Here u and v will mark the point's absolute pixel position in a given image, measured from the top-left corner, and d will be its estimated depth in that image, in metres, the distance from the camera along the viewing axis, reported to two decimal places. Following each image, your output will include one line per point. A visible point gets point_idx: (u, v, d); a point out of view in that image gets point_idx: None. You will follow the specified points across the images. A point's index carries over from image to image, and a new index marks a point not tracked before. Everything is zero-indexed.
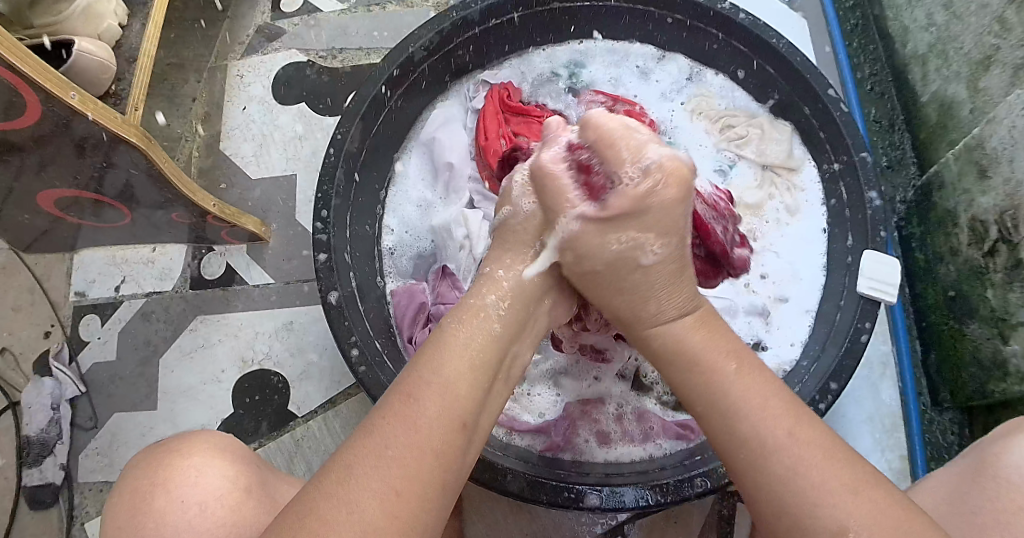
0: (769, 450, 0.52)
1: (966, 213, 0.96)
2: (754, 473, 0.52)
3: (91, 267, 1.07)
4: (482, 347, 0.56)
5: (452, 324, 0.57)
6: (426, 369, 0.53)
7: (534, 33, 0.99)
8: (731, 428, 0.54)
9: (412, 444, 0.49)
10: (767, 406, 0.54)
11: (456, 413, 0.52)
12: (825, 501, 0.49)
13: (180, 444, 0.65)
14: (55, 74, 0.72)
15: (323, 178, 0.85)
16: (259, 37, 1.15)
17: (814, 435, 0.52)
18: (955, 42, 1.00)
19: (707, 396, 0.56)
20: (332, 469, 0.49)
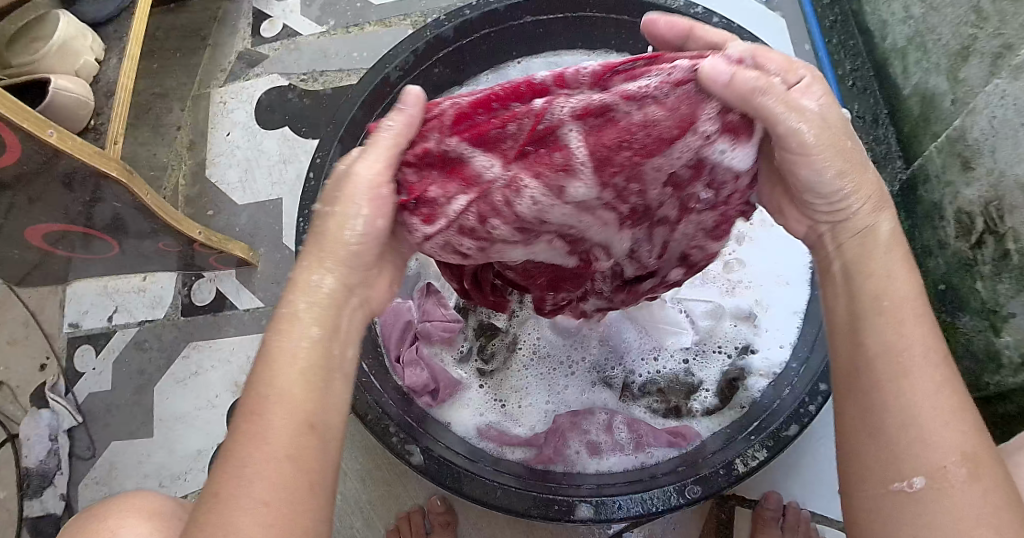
0: (912, 374, 0.50)
1: (952, 205, 0.95)
2: (892, 412, 0.49)
3: (84, 299, 1.09)
4: (311, 340, 0.53)
5: (275, 335, 0.53)
6: (264, 384, 0.51)
7: (509, 48, 1.00)
8: (861, 345, 0.52)
9: (268, 457, 0.48)
10: (927, 356, 0.50)
11: (298, 420, 0.50)
12: (943, 442, 0.48)
13: (103, 511, 0.65)
14: (33, 114, 0.73)
15: (304, 201, 0.86)
16: (240, 63, 1.16)
17: (949, 380, 0.50)
18: (933, 34, 1.00)
19: (873, 311, 0.53)
20: (204, 502, 0.48)
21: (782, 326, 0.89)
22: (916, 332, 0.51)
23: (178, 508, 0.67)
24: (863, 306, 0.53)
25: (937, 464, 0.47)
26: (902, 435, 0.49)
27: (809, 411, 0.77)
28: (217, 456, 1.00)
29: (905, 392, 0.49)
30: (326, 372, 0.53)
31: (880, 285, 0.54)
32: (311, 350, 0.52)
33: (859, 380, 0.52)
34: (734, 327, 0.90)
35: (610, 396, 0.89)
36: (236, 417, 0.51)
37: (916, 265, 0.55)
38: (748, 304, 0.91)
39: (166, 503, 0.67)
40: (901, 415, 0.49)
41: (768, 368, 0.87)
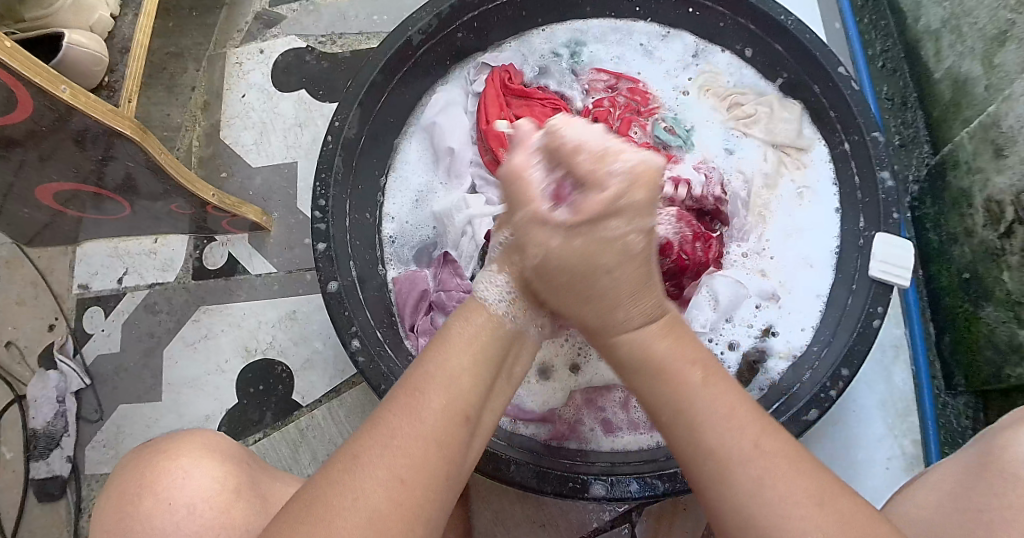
0: (733, 468, 0.51)
1: (981, 194, 0.93)
2: (719, 486, 0.51)
3: (93, 260, 1.07)
4: (483, 343, 0.58)
5: (458, 324, 0.59)
6: (434, 364, 0.55)
7: (534, 14, 0.97)
8: (696, 437, 0.53)
9: (418, 435, 0.51)
10: (733, 413, 0.53)
11: (460, 405, 0.54)
12: (790, 519, 0.49)
13: (165, 447, 0.65)
14: (44, 69, 0.71)
15: (322, 166, 0.84)
16: (257, 24, 1.14)
17: (771, 453, 0.51)
18: (969, 17, 0.97)
19: (674, 397, 0.55)
20: (342, 458, 0.50)
21: (804, 309, 0.88)
22: (726, 401, 0.54)
23: (234, 451, 0.67)
24: (662, 409, 0.56)
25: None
26: (735, 522, 0.50)
27: (830, 396, 0.75)
28: (225, 422, 0.99)
29: (726, 491, 0.51)
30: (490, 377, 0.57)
31: (675, 401, 0.55)
32: (490, 343, 0.59)
33: (681, 454, 0.55)
34: (757, 309, 0.89)
35: None
36: (395, 388, 0.54)
37: (682, 344, 0.58)
38: (772, 286, 0.90)
39: (229, 442, 0.68)
40: (738, 510, 0.50)
41: (790, 351, 0.87)
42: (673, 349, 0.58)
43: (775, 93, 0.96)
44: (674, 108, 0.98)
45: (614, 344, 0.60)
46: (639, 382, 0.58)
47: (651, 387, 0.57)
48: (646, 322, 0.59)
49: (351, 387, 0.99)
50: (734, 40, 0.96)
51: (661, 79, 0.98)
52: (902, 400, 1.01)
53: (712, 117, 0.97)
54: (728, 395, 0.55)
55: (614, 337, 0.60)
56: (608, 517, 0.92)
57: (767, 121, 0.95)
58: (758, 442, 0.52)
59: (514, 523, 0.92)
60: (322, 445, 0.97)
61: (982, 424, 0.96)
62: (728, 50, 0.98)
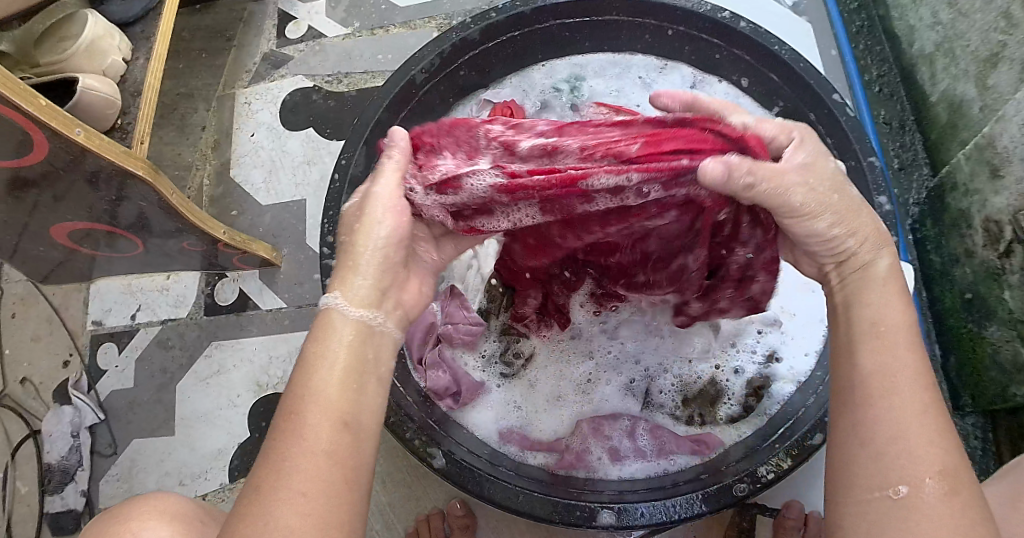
0: (896, 394, 0.52)
1: (980, 214, 0.94)
2: (860, 409, 0.53)
3: (107, 297, 1.09)
4: (351, 350, 0.55)
5: (324, 330, 0.56)
6: (303, 385, 0.53)
7: (532, 50, 1.00)
8: (853, 363, 0.55)
9: (309, 458, 0.50)
10: (907, 361, 0.54)
11: (336, 414, 0.52)
12: (926, 456, 0.50)
13: (119, 513, 0.65)
14: (60, 113, 0.74)
15: (329, 204, 0.86)
16: (265, 64, 1.17)
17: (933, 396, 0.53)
18: (962, 40, 0.99)
19: (867, 317, 0.57)
20: (248, 502, 0.49)
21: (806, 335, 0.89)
22: (909, 345, 0.55)
23: (195, 507, 0.68)
24: (864, 323, 0.57)
25: (917, 478, 0.50)
26: (885, 440, 0.51)
27: None
28: (237, 455, 1.00)
29: (879, 410, 0.52)
30: (362, 374, 0.54)
31: (877, 313, 0.57)
32: (354, 350, 0.55)
33: (840, 375, 0.56)
34: (760, 335, 0.89)
35: (634, 404, 0.88)
36: (277, 417, 0.53)
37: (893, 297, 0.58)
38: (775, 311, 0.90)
39: (185, 500, 0.68)
40: (875, 436, 0.52)
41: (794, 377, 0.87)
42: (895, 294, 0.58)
43: (774, 121, 0.97)
44: None
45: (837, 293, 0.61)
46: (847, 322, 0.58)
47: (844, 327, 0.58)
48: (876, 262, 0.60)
49: None
50: (730, 70, 0.98)
51: None
52: None
53: None
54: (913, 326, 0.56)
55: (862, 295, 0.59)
56: None
57: None
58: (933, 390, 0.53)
59: None
60: None
61: (991, 446, 0.97)
62: (724, 80, 1.00)
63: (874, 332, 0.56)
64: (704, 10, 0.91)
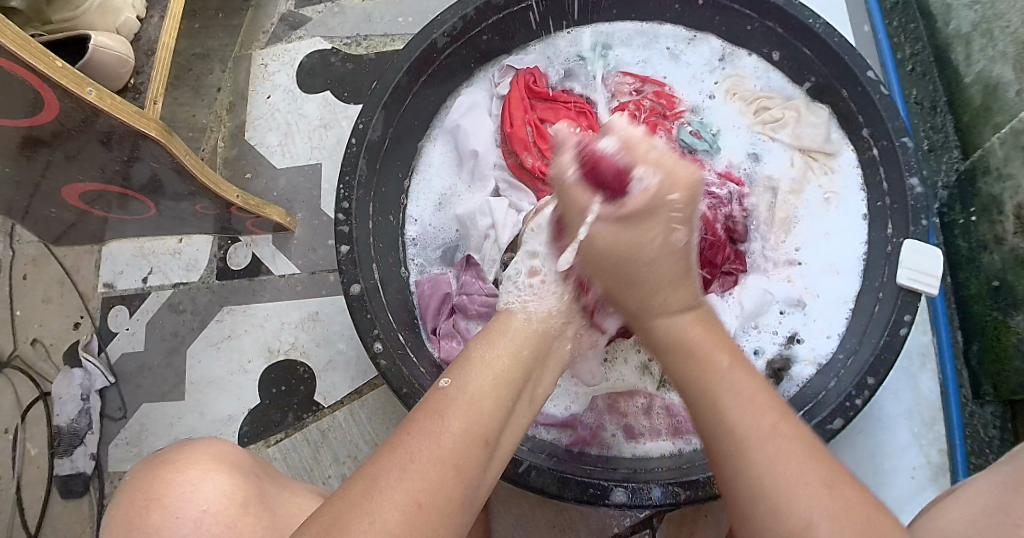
0: (750, 445, 0.51)
1: (1012, 200, 0.91)
2: (735, 462, 0.51)
3: (118, 260, 1.08)
4: (506, 365, 0.59)
5: (480, 346, 0.61)
6: (454, 390, 0.55)
7: (558, 16, 0.97)
8: (718, 409, 0.54)
9: (440, 458, 0.50)
10: (754, 397, 0.54)
11: (480, 431, 0.53)
12: (803, 498, 0.47)
13: (174, 459, 0.64)
14: (71, 71, 0.72)
15: (345, 168, 0.85)
16: (282, 26, 1.15)
17: (790, 438, 0.51)
18: (1001, 19, 0.95)
19: (703, 373, 0.58)
20: (358, 483, 0.48)
21: (829, 316, 0.87)
22: (745, 382, 0.56)
23: (246, 461, 0.67)
24: (691, 385, 0.58)
25: (795, 526, 0.47)
26: (748, 495, 0.50)
27: (855, 404, 0.75)
28: (247, 422, 1.00)
29: (749, 467, 0.50)
30: (508, 402, 0.57)
31: (706, 367, 0.58)
32: (509, 374, 0.59)
33: (704, 434, 0.55)
34: (781, 315, 0.89)
35: (649, 383, 0.87)
36: (416, 411, 0.54)
37: (714, 334, 0.61)
38: (798, 292, 0.89)
39: (239, 453, 0.68)
40: (748, 499, 0.50)
41: (814, 359, 0.85)
42: (719, 345, 0.60)
43: (803, 96, 0.95)
44: (699, 111, 0.98)
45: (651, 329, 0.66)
46: (669, 360, 0.62)
47: (681, 366, 0.60)
48: (681, 310, 0.64)
49: (372, 389, 0.99)
50: (761, 43, 0.95)
51: (688, 83, 0.98)
52: (929, 409, 0.99)
53: (739, 122, 0.96)
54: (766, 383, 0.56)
55: (652, 321, 0.65)
56: (628, 522, 0.92)
57: (794, 125, 0.94)
58: (779, 428, 0.52)
59: (535, 527, 0.92)
60: (343, 446, 0.97)
61: (1010, 436, 0.96)
62: (755, 54, 0.97)
63: (701, 394, 0.56)
64: None
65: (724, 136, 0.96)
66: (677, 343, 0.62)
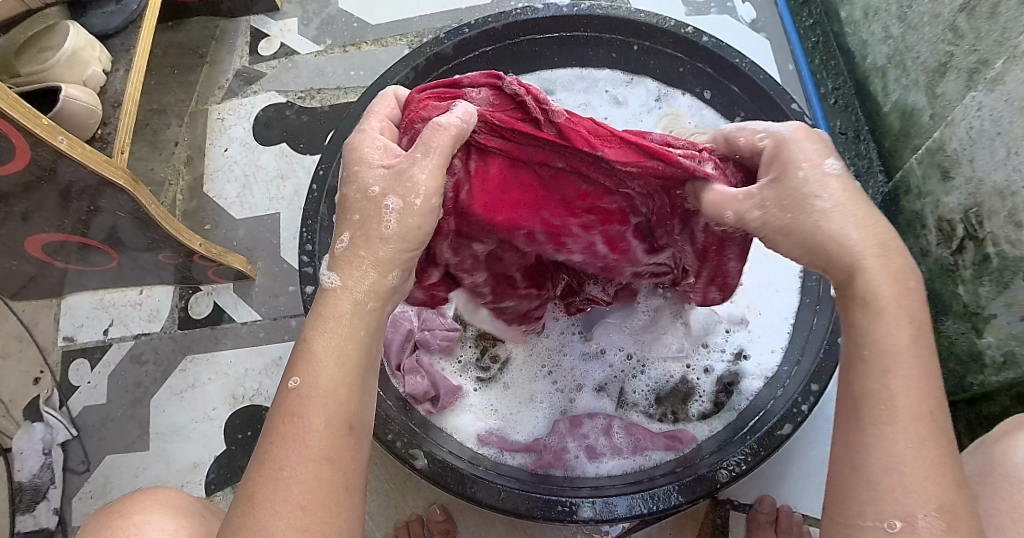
0: (904, 421, 0.47)
1: (933, 214, 0.98)
2: (859, 432, 0.48)
3: (78, 313, 1.08)
4: (345, 348, 0.54)
5: (316, 322, 0.55)
6: (302, 382, 0.53)
7: (505, 66, 1.03)
8: (883, 374, 0.49)
9: (309, 459, 0.51)
10: (922, 369, 0.49)
11: (340, 415, 0.52)
12: (921, 487, 0.46)
13: (122, 508, 0.65)
14: (45, 120, 0.74)
15: (306, 214, 0.88)
16: (237, 81, 1.19)
17: (934, 424, 0.48)
18: (911, 52, 1.04)
19: (868, 330, 0.50)
20: (240, 503, 0.51)
21: (772, 332, 0.91)
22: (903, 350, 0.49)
23: (194, 505, 0.68)
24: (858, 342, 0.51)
25: (905, 513, 0.45)
26: (871, 468, 0.47)
27: (801, 410, 0.79)
28: (214, 468, 1.00)
29: (885, 437, 0.47)
30: (364, 371, 0.55)
31: (875, 327, 0.50)
32: (355, 343, 0.55)
33: (853, 386, 0.50)
34: (728, 333, 0.92)
35: (608, 403, 0.90)
36: (274, 413, 0.53)
37: (906, 296, 0.51)
38: (741, 311, 0.93)
39: (186, 499, 0.68)
40: (862, 469, 0.47)
41: (761, 374, 0.89)
42: (898, 288, 0.51)
43: None
44: None
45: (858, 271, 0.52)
46: (847, 312, 0.52)
47: (852, 318, 0.52)
48: (880, 258, 0.52)
49: None
50: (693, 83, 1.02)
51: (625, 125, 1.05)
52: None
53: None
54: (926, 349, 0.50)
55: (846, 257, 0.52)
56: None
57: None
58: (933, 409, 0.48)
59: None
60: None
61: None
62: (688, 93, 1.03)
63: (866, 352, 0.50)
64: (668, 25, 0.96)
65: None
66: (857, 286, 0.52)
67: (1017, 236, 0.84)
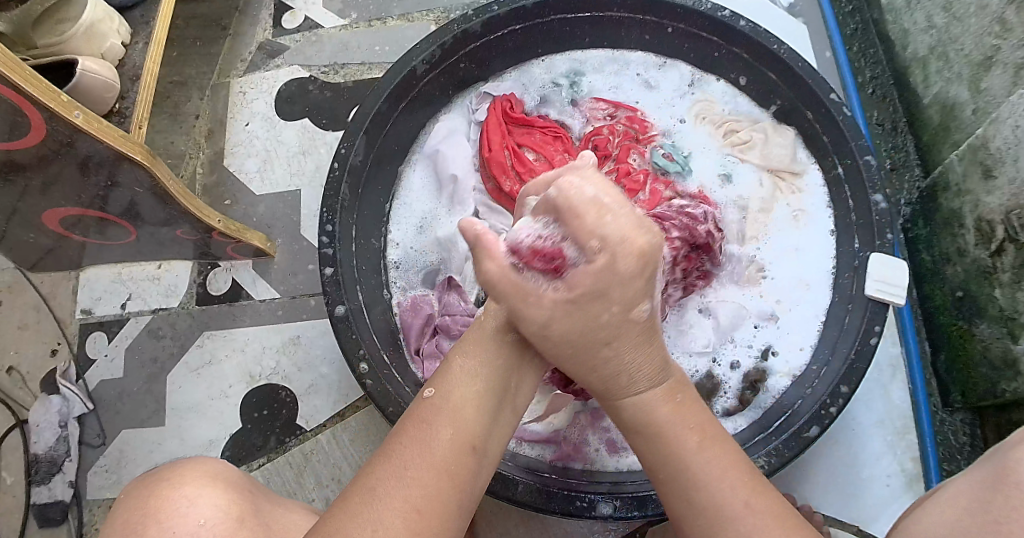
0: (723, 509, 0.55)
1: (972, 214, 0.95)
2: (710, 527, 0.55)
3: (96, 286, 1.07)
4: (486, 372, 0.59)
5: (458, 353, 0.60)
6: (438, 399, 0.57)
7: (534, 44, 1.00)
8: (692, 484, 0.57)
9: (431, 466, 0.53)
10: (726, 475, 0.56)
11: (466, 438, 0.55)
12: None
13: (170, 476, 0.63)
14: (61, 95, 0.73)
15: (327, 193, 0.86)
16: (260, 54, 1.16)
17: (776, 515, 0.55)
18: (955, 44, 1.00)
19: (647, 421, 0.59)
20: (357, 492, 0.52)
21: (803, 330, 0.90)
22: (692, 432, 0.58)
23: (240, 479, 0.66)
24: (653, 448, 0.59)
25: None
26: None
27: (830, 412, 0.77)
28: (229, 446, 0.99)
29: (735, 533, 0.54)
30: (495, 405, 0.58)
31: (688, 467, 0.57)
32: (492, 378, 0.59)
33: (671, 492, 0.58)
34: (756, 329, 0.91)
35: None
36: (408, 420, 0.57)
37: (689, 409, 0.60)
38: (770, 306, 0.92)
39: (232, 471, 0.67)
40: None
41: (789, 371, 0.88)
42: (682, 414, 0.59)
43: (770, 120, 0.99)
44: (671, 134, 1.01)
45: (621, 406, 0.61)
46: (636, 440, 0.61)
47: (647, 444, 0.60)
48: (652, 386, 0.60)
49: (355, 411, 0.99)
50: (729, 69, 0.98)
51: (658, 108, 1.01)
52: (901, 418, 1.02)
53: (709, 143, 1.00)
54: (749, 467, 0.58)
55: (619, 400, 0.61)
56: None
57: (761, 147, 0.97)
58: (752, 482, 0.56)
59: None
60: (326, 469, 0.97)
61: (980, 442, 0.98)
62: (723, 79, 1.01)
63: (696, 491, 0.56)
64: (706, 8, 0.92)
65: (695, 159, 0.99)
66: (642, 429, 0.60)
67: None
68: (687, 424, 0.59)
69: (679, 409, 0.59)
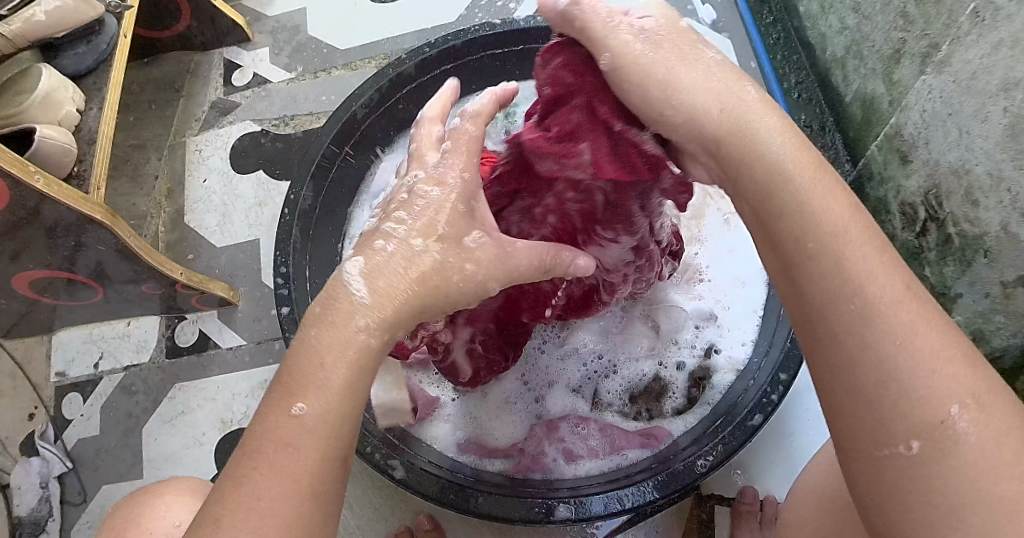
0: (883, 311, 0.48)
1: (896, 199, 1.00)
2: (855, 335, 0.48)
3: (69, 348, 1.11)
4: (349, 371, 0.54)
5: (323, 350, 0.54)
6: (298, 410, 0.53)
7: (468, 82, 1.06)
8: (840, 275, 0.50)
9: (287, 493, 0.51)
10: (883, 270, 0.49)
11: (326, 452, 0.53)
12: (936, 386, 0.46)
13: (155, 489, 0.77)
14: (19, 159, 0.77)
15: (279, 239, 0.91)
16: (213, 113, 1.22)
17: (928, 320, 0.48)
18: (867, 41, 1.06)
19: (822, 231, 0.51)
20: (208, 517, 0.52)
21: (743, 325, 0.93)
22: (847, 218, 0.52)
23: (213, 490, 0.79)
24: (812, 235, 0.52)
25: (937, 419, 0.46)
26: (874, 374, 0.48)
27: (771, 400, 0.81)
28: None
29: (879, 345, 0.48)
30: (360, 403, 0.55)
31: (832, 241, 0.51)
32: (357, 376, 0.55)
33: (813, 290, 0.51)
34: (697, 330, 0.94)
35: (583, 404, 0.92)
36: (258, 434, 0.53)
37: (820, 181, 0.54)
38: (709, 306, 0.95)
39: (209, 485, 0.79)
40: (880, 362, 0.47)
41: (733, 366, 0.91)
42: (812, 171, 0.54)
43: None
44: None
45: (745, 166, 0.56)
46: (773, 217, 0.54)
47: (786, 227, 0.53)
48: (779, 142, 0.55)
49: None
50: None
51: None
52: None
53: None
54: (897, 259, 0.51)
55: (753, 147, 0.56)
56: None
57: None
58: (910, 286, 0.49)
59: None
60: None
61: None
62: None
63: (829, 269, 0.50)
64: None
65: None
66: (770, 184, 0.54)
67: (976, 214, 0.85)
68: (802, 158, 0.55)
69: (819, 179, 0.53)
